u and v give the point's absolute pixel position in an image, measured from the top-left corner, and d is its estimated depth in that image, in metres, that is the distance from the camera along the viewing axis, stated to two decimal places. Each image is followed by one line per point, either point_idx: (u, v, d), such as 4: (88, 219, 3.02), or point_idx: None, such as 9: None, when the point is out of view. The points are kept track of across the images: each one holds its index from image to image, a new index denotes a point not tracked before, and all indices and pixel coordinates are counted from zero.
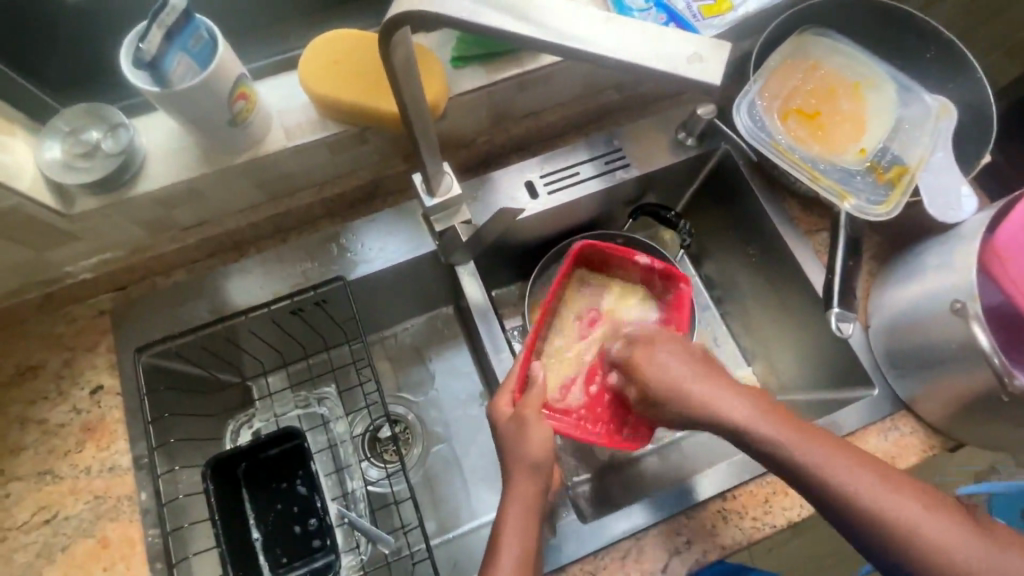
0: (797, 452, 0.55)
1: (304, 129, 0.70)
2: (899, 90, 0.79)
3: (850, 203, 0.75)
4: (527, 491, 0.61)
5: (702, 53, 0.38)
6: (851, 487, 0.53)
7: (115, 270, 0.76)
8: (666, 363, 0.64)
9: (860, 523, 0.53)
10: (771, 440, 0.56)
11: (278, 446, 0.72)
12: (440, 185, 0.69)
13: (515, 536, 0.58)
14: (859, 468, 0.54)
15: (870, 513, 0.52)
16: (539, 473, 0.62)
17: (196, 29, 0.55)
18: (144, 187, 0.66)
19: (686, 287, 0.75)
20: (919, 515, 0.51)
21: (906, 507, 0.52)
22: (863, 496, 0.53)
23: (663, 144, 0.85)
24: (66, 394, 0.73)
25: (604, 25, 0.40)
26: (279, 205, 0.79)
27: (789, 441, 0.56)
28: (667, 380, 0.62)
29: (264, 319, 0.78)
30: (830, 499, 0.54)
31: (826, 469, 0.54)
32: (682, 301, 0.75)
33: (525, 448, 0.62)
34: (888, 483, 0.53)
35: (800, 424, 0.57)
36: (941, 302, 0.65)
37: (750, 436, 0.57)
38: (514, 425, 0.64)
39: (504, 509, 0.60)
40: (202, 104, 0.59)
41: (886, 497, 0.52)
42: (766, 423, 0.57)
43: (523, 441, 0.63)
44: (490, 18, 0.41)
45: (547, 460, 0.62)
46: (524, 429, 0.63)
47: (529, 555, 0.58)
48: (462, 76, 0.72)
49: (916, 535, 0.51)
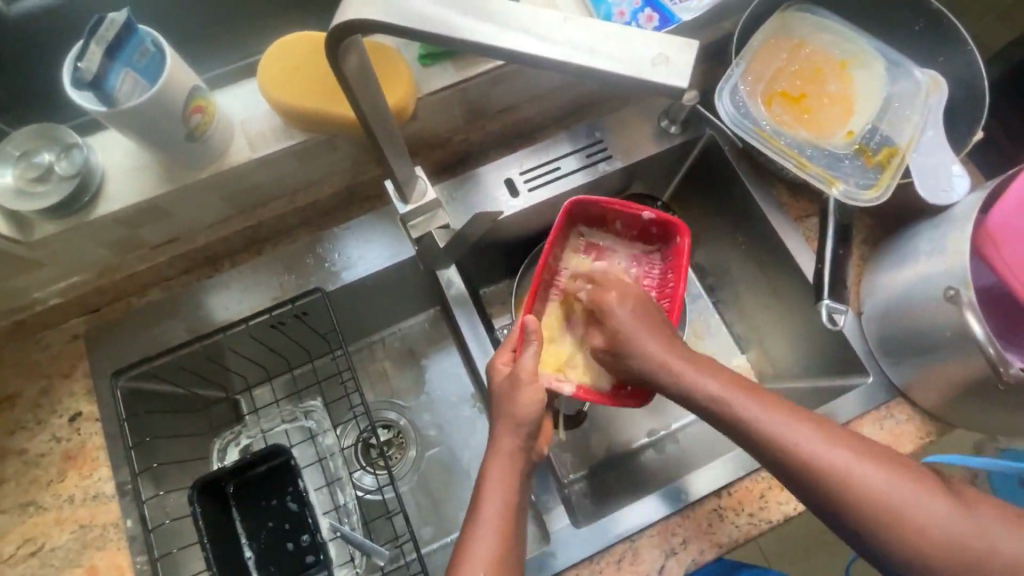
0: (801, 445, 0.52)
1: (268, 139, 0.67)
2: (888, 65, 0.76)
3: (838, 189, 0.72)
4: (509, 447, 0.59)
5: (667, 53, 0.36)
6: (864, 482, 0.50)
7: (85, 294, 0.74)
8: (645, 327, 0.62)
9: (874, 525, 0.50)
10: (762, 428, 0.54)
11: (265, 464, 0.71)
12: (415, 190, 0.66)
13: (495, 496, 0.57)
14: (840, 447, 0.52)
15: (886, 513, 0.50)
16: (520, 432, 0.60)
17: (141, 42, 0.53)
18: (105, 208, 0.64)
19: (684, 241, 0.72)
20: (904, 495, 0.50)
21: (924, 500, 0.50)
22: (880, 494, 0.50)
23: (646, 134, 0.82)
24: (44, 423, 0.71)
25: (563, 26, 0.37)
26: (250, 217, 0.76)
27: (791, 434, 0.53)
28: (655, 359, 0.59)
29: (242, 335, 0.76)
30: (841, 503, 0.51)
31: (836, 464, 0.51)
32: (682, 255, 0.72)
33: (513, 403, 0.60)
34: (897, 474, 0.51)
35: (797, 414, 0.55)
36: (933, 287, 0.64)
37: (734, 419, 0.55)
38: (507, 381, 0.62)
39: (484, 467, 0.59)
40: (156, 121, 0.56)
41: (880, 478, 0.51)
42: (748, 402, 0.55)
43: (511, 396, 0.61)
44: (444, 27, 0.39)
45: (536, 418, 0.60)
46: (517, 387, 0.61)
47: (510, 528, 0.56)
48: (431, 75, 0.68)
49: (933, 529, 0.49)
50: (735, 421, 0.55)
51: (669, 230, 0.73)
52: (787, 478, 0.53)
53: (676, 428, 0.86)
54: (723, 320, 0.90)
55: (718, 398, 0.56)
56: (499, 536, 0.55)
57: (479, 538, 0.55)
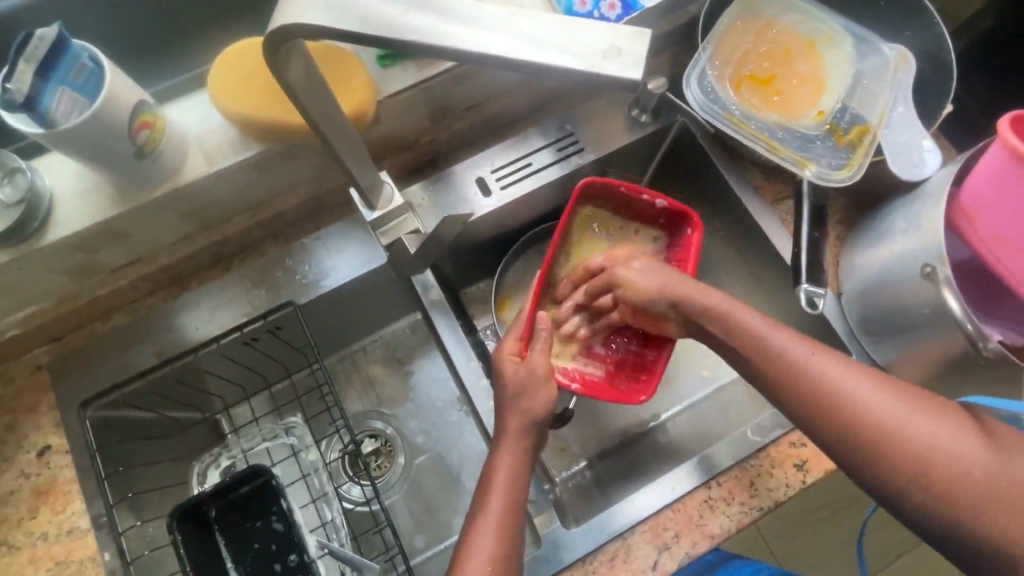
0: (811, 361, 0.53)
1: (225, 151, 0.64)
2: (856, 42, 0.75)
3: (811, 171, 0.71)
4: (509, 456, 0.58)
5: (619, 43, 0.34)
6: (871, 403, 0.50)
7: (46, 323, 0.71)
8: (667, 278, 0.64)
9: (884, 450, 0.48)
10: (788, 357, 0.54)
11: (248, 484, 0.68)
12: (381, 197, 0.64)
13: (499, 506, 0.55)
14: (873, 385, 0.51)
15: (902, 438, 0.48)
16: (526, 438, 0.60)
17: (76, 57, 0.51)
18: (55, 234, 0.61)
19: (693, 232, 0.71)
20: (943, 433, 0.47)
21: (942, 431, 0.47)
22: (889, 418, 0.49)
23: (618, 123, 0.81)
24: (12, 459, 0.69)
25: (510, 20, 0.36)
26: (215, 233, 0.74)
27: (800, 351, 0.54)
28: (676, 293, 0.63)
29: (214, 356, 0.74)
30: (849, 422, 0.50)
31: (844, 385, 0.51)
32: (690, 248, 0.71)
33: (525, 402, 0.60)
34: (917, 404, 0.49)
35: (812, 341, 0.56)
36: (911, 265, 0.63)
37: (762, 351, 0.56)
38: (531, 375, 0.61)
39: (494, 477, 0.57)
40: (99, 140, 0.53)
41: (915, 418, 0.48)
42: (777, 336, 0.56)
43: (519, 395, 0.61)
44: (385, 27, 0.37)
45: (546, 416, 0.61)
46: (534, 382, 0.61)
47: (510, 535, 0.54)
48: (391, 76, 0.66)
49: (950, 462, 0.46)
50: (753, 348, 0.56)
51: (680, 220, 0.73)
52: (790, 400, 0.54)
53: (665, 418, 0.84)
54: None
55: (728, 320, 0.59)
56: (499, 543, 0.54)
57: (484, 547, 0.53)
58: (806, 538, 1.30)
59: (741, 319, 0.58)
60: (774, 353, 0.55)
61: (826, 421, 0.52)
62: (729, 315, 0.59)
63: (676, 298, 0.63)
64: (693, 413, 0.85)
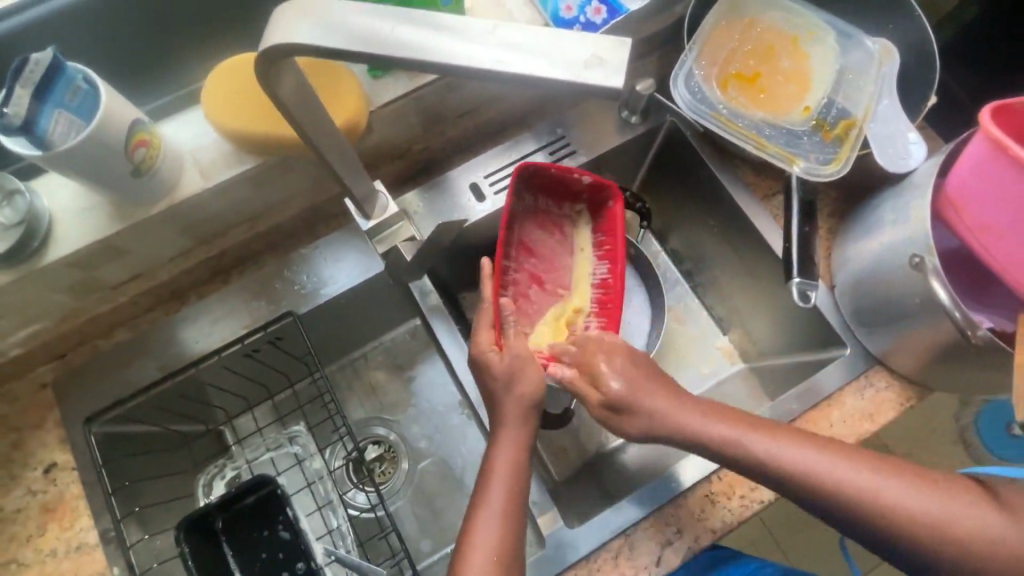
0: (830, 476, 0.53)
1: (221, 167, 0.65)
2: (840, 37, 0.76)
3: (799, 166, 0.72)
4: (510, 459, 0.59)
5: (601, 53, 0.35)
6: (905, 509, 0.51)
7: (48, 342, 0.72)
8: (643, 386, 0.60)
9: (935, 549, 0.50)
10: (770, 459, 0.55)
11: (253, 494, 0.69)
12: (375, 206, 0.64)
13: (503, 509, 0.56)
14: (855, 469, 0.53)
15: (893, 515, 0.51)
16: (529, 423, 0.60)
17: (71, 80, 0.52)
18: (55, 253, 0.62)
19: (616, 204, 0.75)
20: (929, 504, 0.51)
21: (927, 503, 0.51)
22: (930, 520, 0.50)
23: (608, 125, 0.82)
24: (19, 478, 0.69)
25: (493, 35, 0.37)
26: (212, 247, 0.74)
27: (779, 450, 0.55)
28: (656, 413, 0.59)
29: (215, 368, 0.74)
30: (842, 508, 0.53)
31: (858, 487, 0.52)
32: (615, 219, 0.75)
33: (516, 389, 0.60)
34: (898, 478, 0.52)
35: (786, 432, 0.57)
36: (899, 256, 0.64)
37: (744, 454, 0.56)
38: (516, 360, 0.61)
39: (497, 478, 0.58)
40: (96, 161, 0.54)
41: (900, 493, 0.52)
42: (751, 436, 0.57)
43: (510, 382, 0.61)
44: (372, 44, 0.38)
45: (538, 402, 0.60)
46: (523, 366, 0.61)
47: (514, 533, 0.55)
48: (382, 86, 0.67)
49: (995, 548, 0.49)
50: (733, 453, 0.57)
51: (601, 196, 0.76)
52: (807, 504, 0.55)
53: None
54: (703, 303, 0.90)
55: (728, 439, 0.57)
56: (502, 544, 0.54)
57: (489, 550, 0.54)
58: (812, 532, 1.31)
59: (714, 425, 0.58)
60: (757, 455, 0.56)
61: (823, 509, 0.54)
62: (731, 435, 0.57)
63: (655, 422, 0.59)
64: None
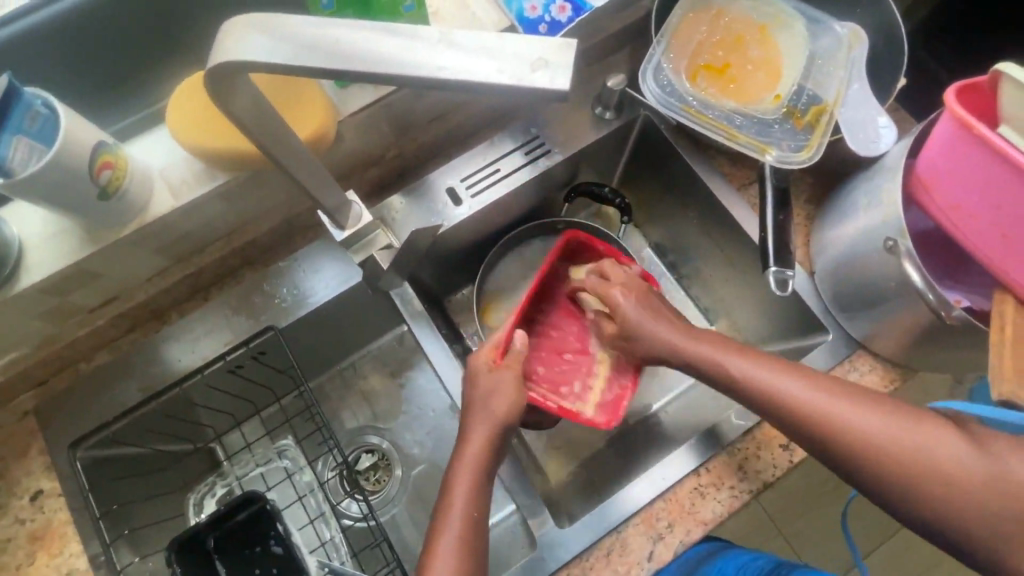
0: (807, 399, 0.55)
1: (190, 184, 0.65)
2: (807, 24, 0.76)
3: (771, 155, 0.72)
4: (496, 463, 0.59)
5: (547, 54, 0.35)
6: (884, 435, 0.51)
7: (27, 370, 0.71)
8: (655, 317, 0.67)
9: (893, 474, 0.51)
10: (767, 384, 0.57)
11: (244, 511, 0.68)
12: (349, 216, 0.62)
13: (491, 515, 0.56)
14: (852, 404, 0.54)
15: (886, 451, 0.51)
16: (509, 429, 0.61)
17: (29, 105, 0.51)
18: (27, 279, 0.61)
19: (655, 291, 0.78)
20: (923, 444, 0.50)
21: (921, 440, 0.50)
22: (907, 449, 0.50)
23: (583, 121, 0.82)
24: (5, 507, 0.69)
25: (440, 42, 0.36)
26: (190, 265, 0.74)
27: (779, 378, 0.57)
28: (665, 342, 0.65)
29: (201, 387, 0.74)
30: (833, 440, 0.53)
31: (852, 420, 0.53)
32: None
33: (495, 401, 0.62)
34: (896, 416, 0.52)
35: (787, 363, 0.59)
36: (874, 240, 0.64)
37: (741, 379, 0.59)
38: (498, 381, 0.64)
39: (484, 482, 0.58)
40: (61, 186, 0.53)
41: (895, 430, 0.51)
42: (750, 362, 0.59)
43: (487, 396, 0.63)
44: (322, 57, 0.38)
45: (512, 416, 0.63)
46: (494, 391, 0.63)
47: None
48: (349, 95, 0.67)
49: (976, 481, 0.48)
50: (732, 377, 0.60)
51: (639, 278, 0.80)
52: (801, 433, 0.56)
53: (655, 409, 0.86)
54: (689, 296, 0.91)
55: (727, 365, 0.60)
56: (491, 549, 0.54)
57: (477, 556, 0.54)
58: (812, 516, 1.31)
59: (717, 353, 0.61)
60: (755, 380, 0.58)
61: (818, 442, 0.55)
62: (717, 360, 0.61)
63: (666, 351, 0.65)
64: (682, 401, 0.86)
